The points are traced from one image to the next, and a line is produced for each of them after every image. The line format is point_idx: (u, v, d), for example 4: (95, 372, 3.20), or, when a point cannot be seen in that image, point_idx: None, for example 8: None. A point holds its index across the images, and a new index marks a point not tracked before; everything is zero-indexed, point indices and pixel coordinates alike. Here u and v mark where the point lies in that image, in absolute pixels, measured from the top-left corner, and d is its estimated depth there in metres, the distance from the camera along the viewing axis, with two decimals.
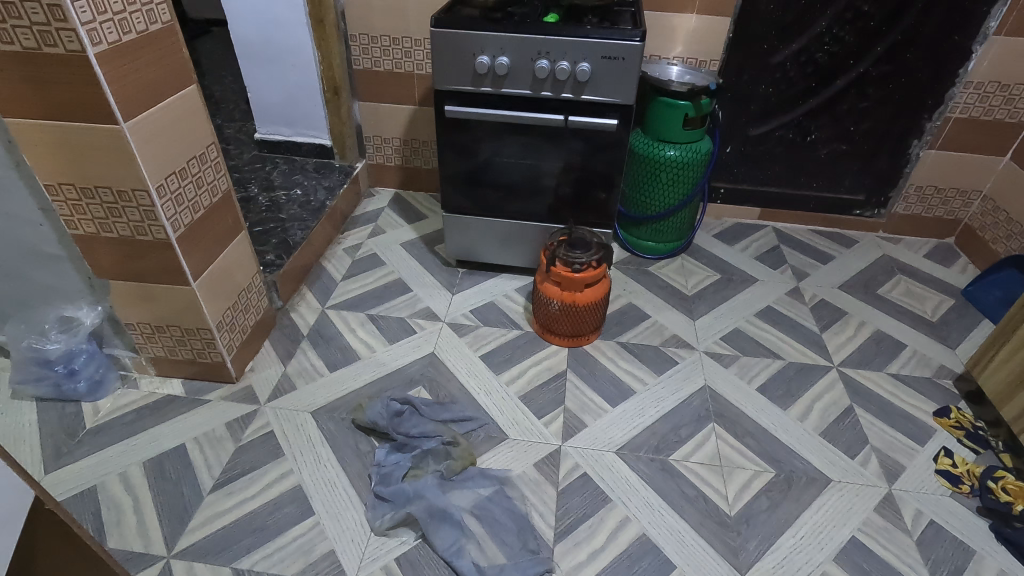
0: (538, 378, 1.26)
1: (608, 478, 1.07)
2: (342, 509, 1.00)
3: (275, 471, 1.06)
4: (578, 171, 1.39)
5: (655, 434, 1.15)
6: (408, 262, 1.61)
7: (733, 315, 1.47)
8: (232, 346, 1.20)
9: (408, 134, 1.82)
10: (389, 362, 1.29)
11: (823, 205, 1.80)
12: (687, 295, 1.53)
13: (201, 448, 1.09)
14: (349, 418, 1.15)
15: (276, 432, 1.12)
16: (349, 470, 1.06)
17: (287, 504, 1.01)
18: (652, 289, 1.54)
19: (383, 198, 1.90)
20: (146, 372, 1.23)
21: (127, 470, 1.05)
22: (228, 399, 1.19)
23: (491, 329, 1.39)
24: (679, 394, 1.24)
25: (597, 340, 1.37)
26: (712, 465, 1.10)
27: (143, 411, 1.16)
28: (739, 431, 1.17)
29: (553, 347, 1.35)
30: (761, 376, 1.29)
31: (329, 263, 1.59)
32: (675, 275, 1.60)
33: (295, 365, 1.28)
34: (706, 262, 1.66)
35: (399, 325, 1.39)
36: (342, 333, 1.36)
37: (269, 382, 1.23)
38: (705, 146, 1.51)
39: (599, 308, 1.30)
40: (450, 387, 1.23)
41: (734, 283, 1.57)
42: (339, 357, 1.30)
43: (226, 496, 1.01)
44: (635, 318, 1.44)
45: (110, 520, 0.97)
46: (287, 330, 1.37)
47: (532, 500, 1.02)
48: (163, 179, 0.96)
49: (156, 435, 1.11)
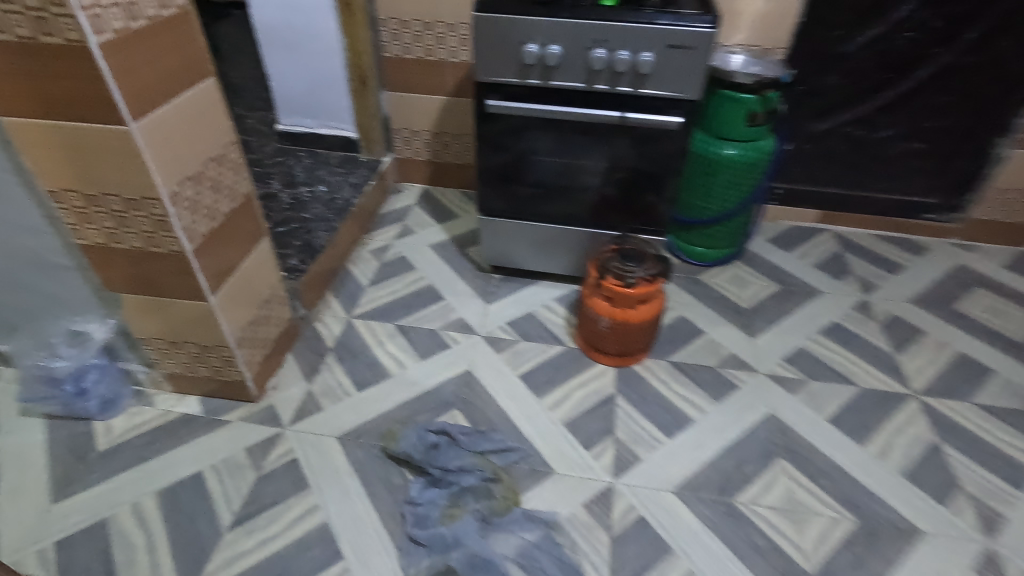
0: (584, 402, 1.15)
1: (667, 523, 0.95)
2: (373, 554, 0.90)
3: (299, 507, 0.96)
4: (627, 173, 1.27)
5: (717, 472, 1.04)
6: (438, 266, 1.50)
7: (796, 333, 1.33)
8: (252, 362, 1.11)
9: (439, 127, 1.70)
10: (420, 382, 1.18)
11: (891, 208, 1.64)
12: (744, 308, 1.40)
13: (220, 477, 1.00)
14: (379, 446, 1.05)
15: (300, 461, 1.03)
16: (379, 507, 0.96)
17: (312, 545, 0.91)
18: (705, 300, 1.42)
19: (411, 195, 1.78)
20: (161, 388, 1.14)
21: (141, 502, 0.97)
22: (248, 420, 1.10)
23: (530, 344, 1.28)
24: (742, 424, 1.12)
25: (646, 358, 1.25)
26: (784, 509, 0.98)
27: (157, 432, 1.07)
28: (812, 470, 1.04)
29: (599, 366, 1.23)
30: (833, 405, 1.16)
31: (355, 267, 1.49)
32: (730, 286, 1.46)
33: (320, 382, 1.18)
34: (762, 270, 1.52)
35: (431, 339, 1.29)
36: (370, 347, 1.26)
37: (293, 401, 1.14)
38: (768, 145, 1.37)
39: (652, 327, 1.17)
40: (488, 412, 1.12)
41: (795, 295, 1.44)
42: (366, 374, 1.20)
43: (247, 535, 0.92)
44: (688, 335, 1.31)
45: (121, 562, 0.89)
46: (310, 342, 1.27)
47: (584, 547, 0.92)
48: (177, 184, 0.85)
49: (171, 461, 1.03)
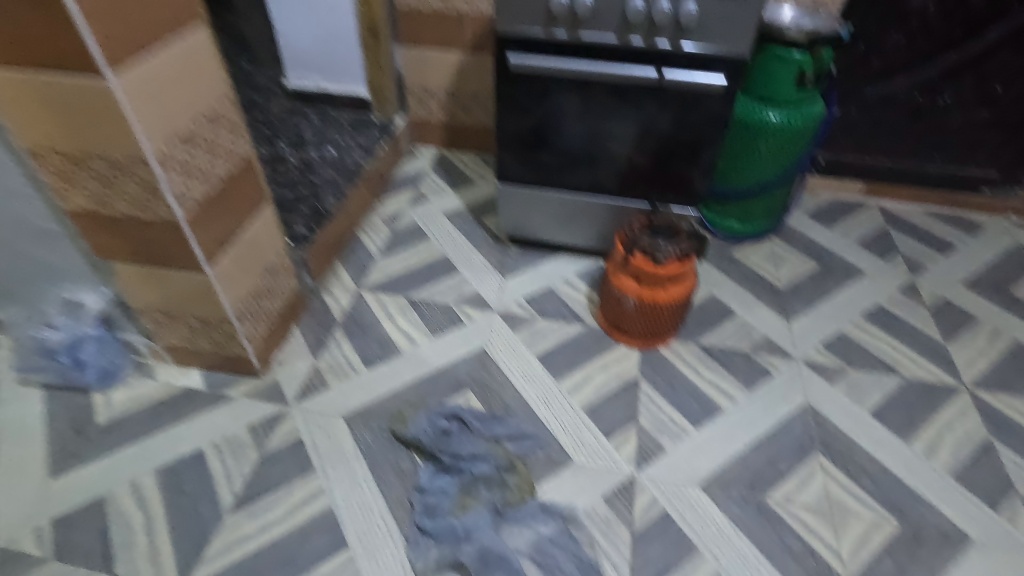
0: (605, 387, 1.08)
1: (693, 521, 0.89)
2: (380, 543, 0.86)
3: (303, 490, 0.92)
4: (660, 139, 1.16)
5: (748, 466, 0.97)
6: (453, 236, 1.42)
7: (836, 316, 1.24)
8: (254, 336, 1.05)
9: (456, 86, 1.59)
10: (432, 360, 1.12)
11: (945, 181, 1.51)
12: (779, 288, 1.30)
13: (221, 456, 0.96)
14: (388, 428, 1.00)
15: (305, 441, 0.98)
16: (387, 493, 0.92)
17: (316, 532, 0.87)
18: (737, 279, 1.32)
19: (425, 158, 1.69)
20: (162, 360, 1.09)
21: (140, 480, 0.93)
22: (251, 396, 1.05)
23: (549, 322, 1.20)
24: (775, 415, 1.04)
25: (672, 341, 1.17)
26: (820, 509, 0.91)
27: (158, 406, 1.03)
28: (852, 467, 0.97)
29: (622, 348, 1.15)
30: (875, 396, 1.08)
31: (366, 235, 1.42)
32: (765, 264, 1.36)
33: (327, 357, 1.12)
34: (800, 247, 1.41)
35: (444, 314, 1.22)
36: (380, 322, 1.20)
37: (298, 377, 1.08)
38: (817, 110, 1.24)
39: (681, 309, 1.08)
40: (503, 395, 1.06)
41: (835, 276, 1.33)
42: (376, 350, 1.14)
43: (248, 518, 0.88)
44: (719, 316, 1.23)
45: (118, 542, 0.85)
46: (318, 315, 1.21)
47: (603, 544, 0.86)
48: (166, 145, 0.77)
49: (171, 438, 0.98)
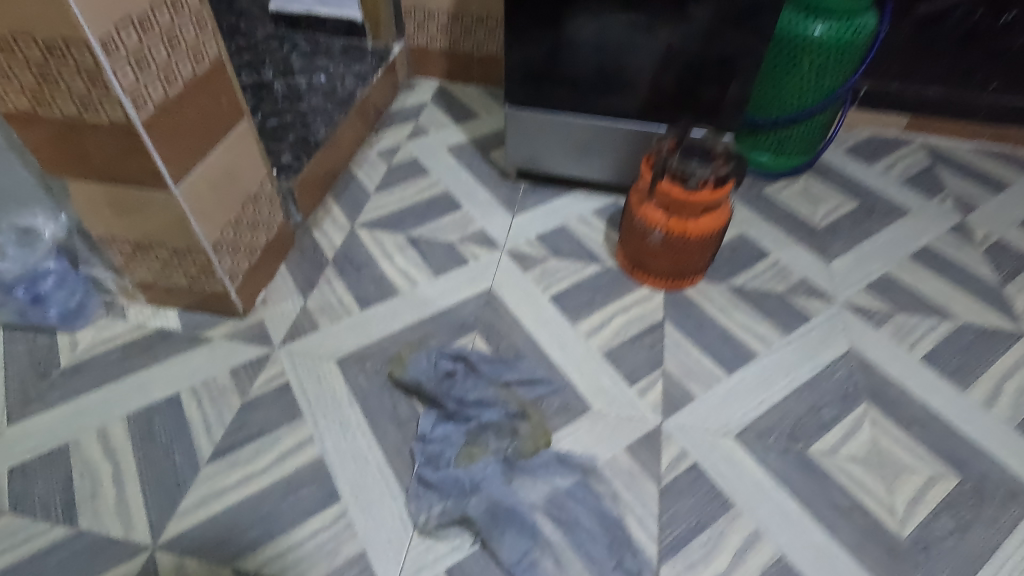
0: (626, 330, 0.97)
1: (728, 473, 0.80)
2: (377, 496, 0.76)
3: (291, 438, 0.82)
4: (691, 54, 1.02)
5: (787, 415, 0.87)
6: (456, 171, 1.29)
7: (880, 257, 1.12)
8: (235, 271, 0.94)
9: (458, 7, 1.44)
10: (434, 300, 1.01)
11: (999, 114, 1.36)
12: (817, 227, 1.18)
13: (199, 402, 0.86)
14: (385, 372, 0.90)
15: (293, 386, 0.88)
16: (385, 443, 0.82)
17: (305, 484, 0.77)
18: (770, 217, 1.20)
19: (425, 90, 1.54)
20: (134, 299, 0.98)
21: (107, 427, 0.83)
22: (234, 338, 0.94)
23: (563, 261, 1.09)
24: (817, 361, 0.93)
25: (700, 282, 1.05)
26: (869, 462, 0.82)
27: (130, 347, 0.93)
28: (903, 416, 0.87)
29: (644, 289, 1.04)
30: (927, 341, 0.97)
31: (360, 169, 1.29)
32: (800, 202, 1.24)
33: (317, 298, 1.01)
34: (838, 184, 1.29)
35: (447, 252, 1.10)
36: (376, 260, 1.08)
37: (286, 319, 0.98)
38: (870, 23, 1.09)
39: (715, 243, 0.97)
40: (513, 338, 0.95)
41: (877, 214, 1.21)
42: (372, 290, 1.03)
43: (229, 469, 0.79)
44: (750, 256, 1.11)
45: (82, 494, 0.76)
46: (307, 252, 1.09)
47: (627, 498, 0.77)
48: (112, 27, 0.64)
49: (143, 382, 0.88)
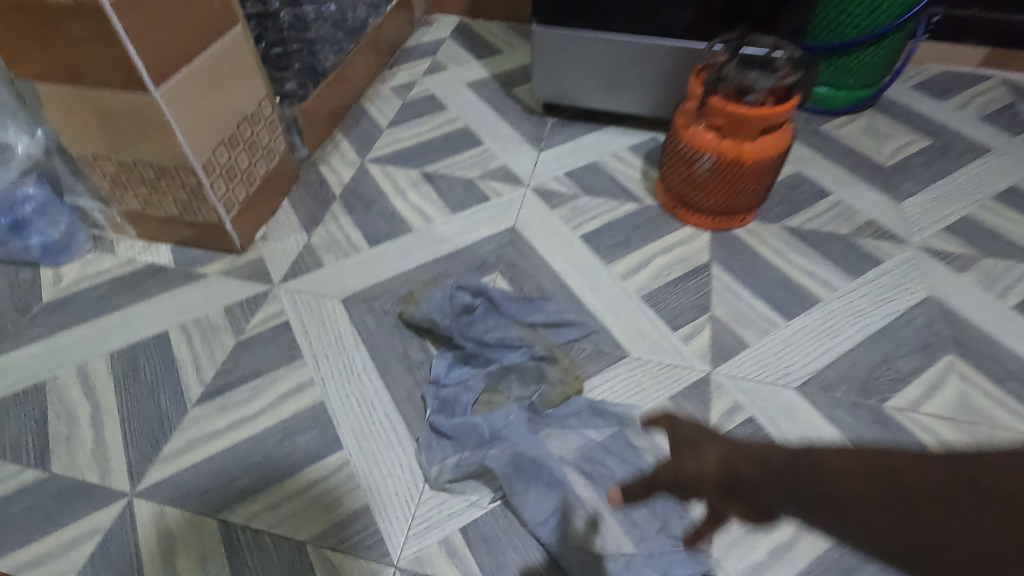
0: (668, 272, 0.86)
1: (789, 429, 0.69)
2: (383, 445, 0.67)
3: (289, 381, 0.73)
4: None
5: (857, 367, 0.75)
6: (476, 107, 1.18)
7: (958, 197, 0.98)
8: (230, 199, 0.84)
9: None
10: (451, 238, 0.91)
11: None
12: (884, 166, 1.04)
13: (189, 340, 0.77)
14: (395, 313, 0.80)
15: (293, 325, 0.79)
16: (393, 387, 0.72)
17: (303, 430, 0.68)
18: (829, 156, 1.06)
19: (443, 27, 1.42)
20: (124, 234, 0.90)
21: (89, 365, 0.74)
22: (229, 275, 0.85)
23: (595, 199, 0.97)
24: (890, 308, 0.81)
25: (751, 222, 0.93)
26: (958, 420, 0.70)
27: (117, 283, 0.84)
28: (995, 370, 0.74)
29: (688, 229, 0.92)
30: (1020, 288, 0.84)
31: (372, 105, 1.18)
32: (863, 139, 1.10)
33: (322, 234, 0.91)
34: (906, 122, 1.14)
35: (466, 189, 0.99)
36: (388, 197, 0.98)
37: (287, 255, 0.88)
38: None
39: (773, 172, 0.84)
40: (538, 278, 0.84)
41: (953, 153, 1.07)
42: (382, 227, 0.93)
43: (218, 412, 0.70)
44: (808, 196, 0.98)
45: (57, 435, 0.68)
46: (313, 188, 0.99)
47: None
48: None
49: (129, 319, 0.80)
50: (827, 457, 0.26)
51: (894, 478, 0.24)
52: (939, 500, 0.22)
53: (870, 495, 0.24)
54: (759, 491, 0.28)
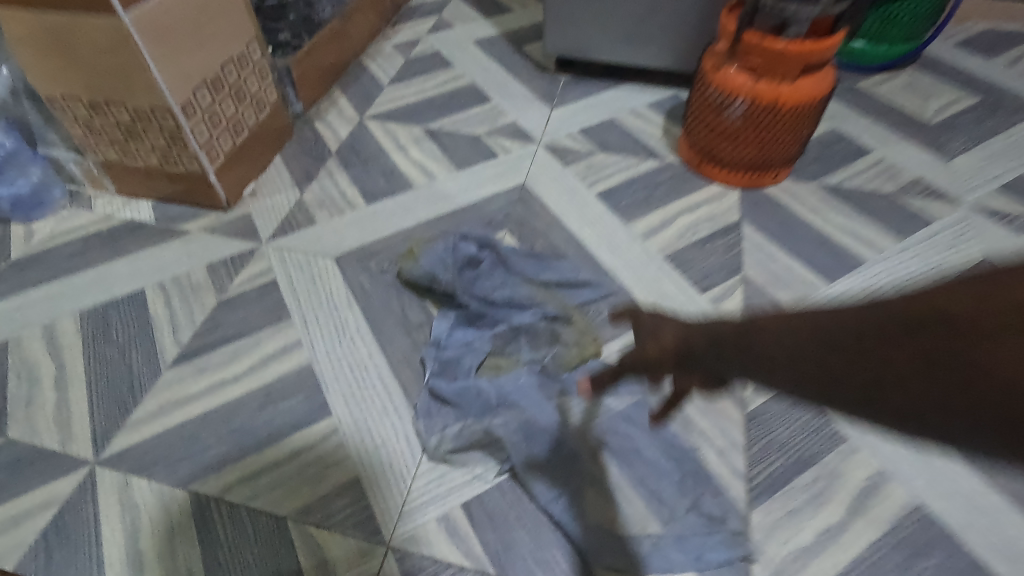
0: (694, 231, 0.78)
1: None
2: (376, 412, 0.60)
3: (274, 342, 0.66)
4: None
5: None
6: (484, 64, 1.10)
7: (1014, 155, 0.89)
8: (214, 148, 0.77)
9: None
10: (455, 196, 0.83)
11: None
12: (929, 124, 0.95)
13: (167, 299, 0.70)
14: (393, 272, 0.72)
15: (281, 284, 0.72)
16: (389, 350, 0.65)
17: (288, 395, 0.61)
18: (869, 113, 0.97)
19: None
20: (103, 189, 0.83)
21: (56, 324, 0.68)
22: (214, 232, 0.78)
23: (613, 156, 0.89)
24: (943, 270, 0.73)
25: (785, 180, 0.84)
26: None
27: (92, 239, 0.78)
28: None
29: (715, 187, 0.84)
30: None
31: (373, 62, 1.10)
32: (906, 96, 1.01)
33: (315, 191, 0.84)
34: (952, 79, 1.05)
35: (472, 146, 0.92)
36: (388, 153, 0.90)
37: (277, 212, 0.81)
38: None
39: (812, 121, 0.76)
40: (551, 237, 0.77)
41: (1005, 111, 0.97)
42: (380, 183, 0.85)
43: (195, 374, 0.63)
44: (847, 153, 0.89)
45: (17, 398, 0.61)
46: (308, 144, 0.92)
47: (702, 425, 0.58)
48: None
49: (103, 276, 0.73)
50: (763, 324, 0.28)
51: (816, 326, 0.25)
52: (848, 342, 0.23)
53: (789, 350, 0.26)
54: (706, 358, 0.34)
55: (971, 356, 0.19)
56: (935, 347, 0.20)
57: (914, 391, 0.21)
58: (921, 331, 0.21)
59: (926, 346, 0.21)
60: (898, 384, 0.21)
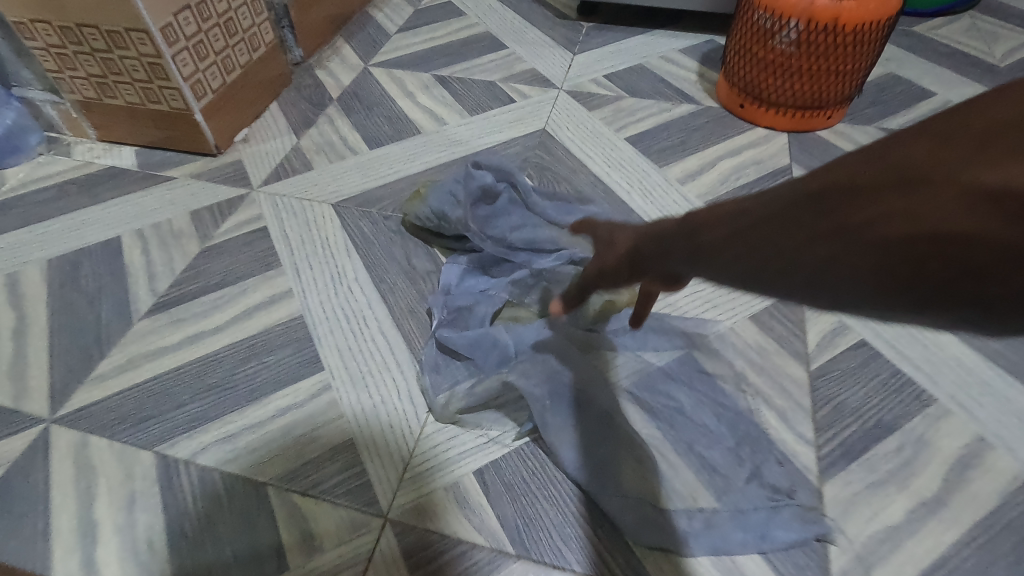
0: (738, 176, 0.69)
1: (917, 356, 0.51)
2: (375, 367, 0.51)
3: (261, 292, 0.58)
4: None
5: None
6: (500, 13, 1.01)
7: None
8: (200, 83, 0.70)
9: None
10: (468, 141, 0.75)
11: None
12: (998, 67, 0.85)
13: (145, 247, 0.63)
14: (398, 218, 0.64)
15: (273, 231, 0.64)
16: (392, 301, 0.57)
17: (274, 348, 0.53)
18: (928, 56, 0.87)
19: None
20: (83, 135, 0.76)
21: (21, 272, 0.60)
22: (201, 178, 0.71)
23: (643, 101, 0.80)
24: None
25: (839, 123, 0.75)
26: None
27: (68, 186, 0.70)
28: None
29: (759, 131, 0.74)
30: None
31: (380, 12, 1.02)
32: (969, 39, 0.90)
33: (314, 137, 0.76)
34: (1019, 22, 0.94)
35: (486, 92, 0.83)
36: (393, 100, 0.82)
37: (270, 158, 0.73)
38: None
39: (872, 49, 0.67)
40: (575, 182, 0.68)
41: None
42: (385, 130, 0.77)
43: (171, 326, 0.55)
44: (908, 97, 0.80)
45: None
46: (307, 90, 0.84)
47: (759, 385, 0.49)
48: None
49: (76, 224, 0.65)
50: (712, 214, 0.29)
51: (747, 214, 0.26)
52: (773, 214, 0.24)
53: (721, 234, 0.27)
54: (647, 258, 0.35)
55: (857, 215, 0.21)
56: (845, 208, 0.21)
57: (819, 255, 0.22)
58: (836, 203, 0.21)
59: (822, 210, 0.22)
60: (807, 251, 0.23)
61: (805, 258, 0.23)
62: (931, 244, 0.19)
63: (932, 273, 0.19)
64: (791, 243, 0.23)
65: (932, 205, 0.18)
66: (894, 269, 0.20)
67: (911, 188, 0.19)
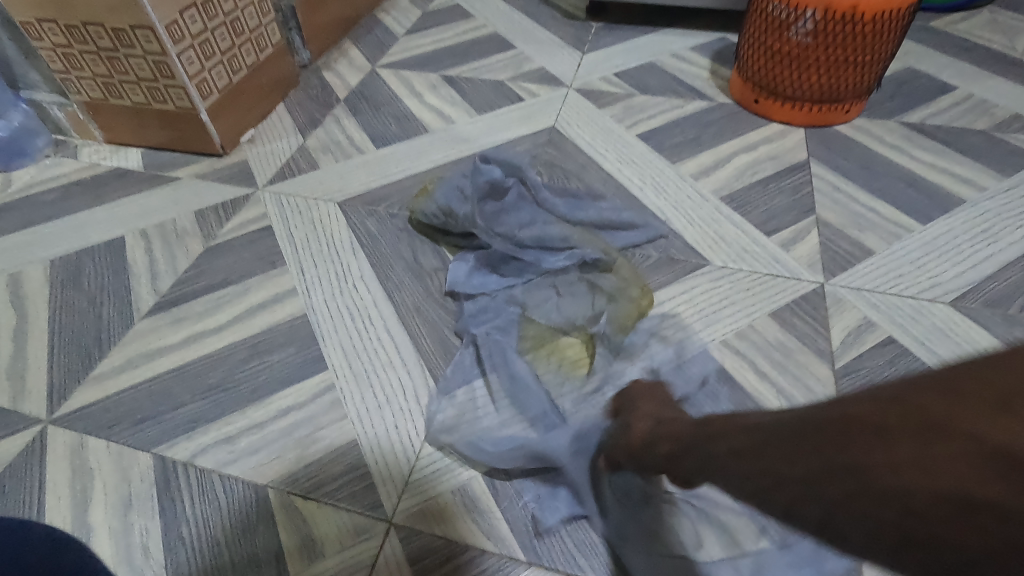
0: (754, 171, 0.67)
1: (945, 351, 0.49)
2: (380, 367, 0.50)
3: (265, 290, 0.56)
4: None
5: None
6: (508, 13, 1.00)
7: None
8: (205, 81, 0.69)
9: None
10: (476, 140, 0.73)
11: None
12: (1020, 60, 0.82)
13: (148, 246, 0.62)
14: (404, 216, 0.63)
15: (277, 230, 0.62)
16: (398, 299, 0.55)
17: (277, 347, 0.52)
18: (947, 50, 0.85)
19: None
20: (90, 137, 0.76)
21: (22, 272, 0.59)
22: (205, 178, 0.70)
23: (655, 98, 0.79)
24: None
25: (857, 117, 0.73)
26: None
27: (73, 187, 0.70)
28: None
29: (774, 127, 0.72)
30: None
31: (387, 14, 1.01)
32: (988, 33, 0.88)
33: (320, 136, 0.75)
34: None
35: (495, 91, 0.82)
36: (400, 100, 0.81)
37: (276, 158, 0.72)
38: None
39: (891, 40, 0.65)
40: (585, 178, 0.66)
41: None
42: (392, 129, 0.76)
43: (172, 326, 0.54)
44: (928, 91, 0.77)
45: None
46: (314, 91, 0.83)
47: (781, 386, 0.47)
48: None
49: (80, 224, 0.65)
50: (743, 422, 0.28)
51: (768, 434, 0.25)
52: (792, 440, 0.23)
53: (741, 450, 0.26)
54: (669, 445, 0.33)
55: (864, 456, 0.20)
56: (853, 445, 0.20)
57: (833, 503, 0.21)
58: (846, 442, 0.21)
59: (825, 452, 0.21)
60: (822, 490, 0.21)
61: (817, 501, 0.22)
62: (940, 512, 0.17)
63: (959, 541, 0.17)
64: (798, 481, 0.22)
65: (937, 462, 0.17)
66: (904, 528, 0.19)
67: (908, 443, 0.18)
